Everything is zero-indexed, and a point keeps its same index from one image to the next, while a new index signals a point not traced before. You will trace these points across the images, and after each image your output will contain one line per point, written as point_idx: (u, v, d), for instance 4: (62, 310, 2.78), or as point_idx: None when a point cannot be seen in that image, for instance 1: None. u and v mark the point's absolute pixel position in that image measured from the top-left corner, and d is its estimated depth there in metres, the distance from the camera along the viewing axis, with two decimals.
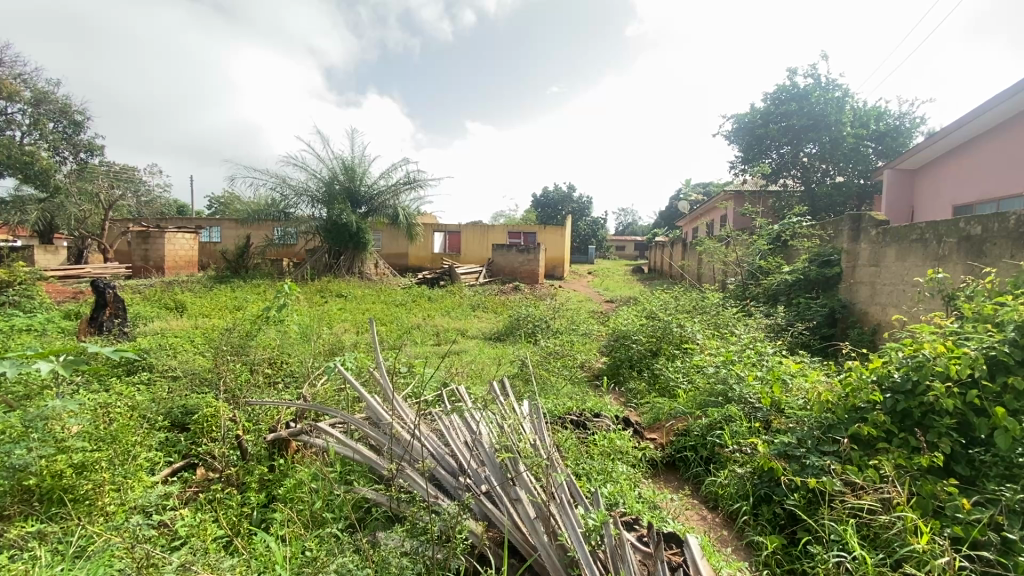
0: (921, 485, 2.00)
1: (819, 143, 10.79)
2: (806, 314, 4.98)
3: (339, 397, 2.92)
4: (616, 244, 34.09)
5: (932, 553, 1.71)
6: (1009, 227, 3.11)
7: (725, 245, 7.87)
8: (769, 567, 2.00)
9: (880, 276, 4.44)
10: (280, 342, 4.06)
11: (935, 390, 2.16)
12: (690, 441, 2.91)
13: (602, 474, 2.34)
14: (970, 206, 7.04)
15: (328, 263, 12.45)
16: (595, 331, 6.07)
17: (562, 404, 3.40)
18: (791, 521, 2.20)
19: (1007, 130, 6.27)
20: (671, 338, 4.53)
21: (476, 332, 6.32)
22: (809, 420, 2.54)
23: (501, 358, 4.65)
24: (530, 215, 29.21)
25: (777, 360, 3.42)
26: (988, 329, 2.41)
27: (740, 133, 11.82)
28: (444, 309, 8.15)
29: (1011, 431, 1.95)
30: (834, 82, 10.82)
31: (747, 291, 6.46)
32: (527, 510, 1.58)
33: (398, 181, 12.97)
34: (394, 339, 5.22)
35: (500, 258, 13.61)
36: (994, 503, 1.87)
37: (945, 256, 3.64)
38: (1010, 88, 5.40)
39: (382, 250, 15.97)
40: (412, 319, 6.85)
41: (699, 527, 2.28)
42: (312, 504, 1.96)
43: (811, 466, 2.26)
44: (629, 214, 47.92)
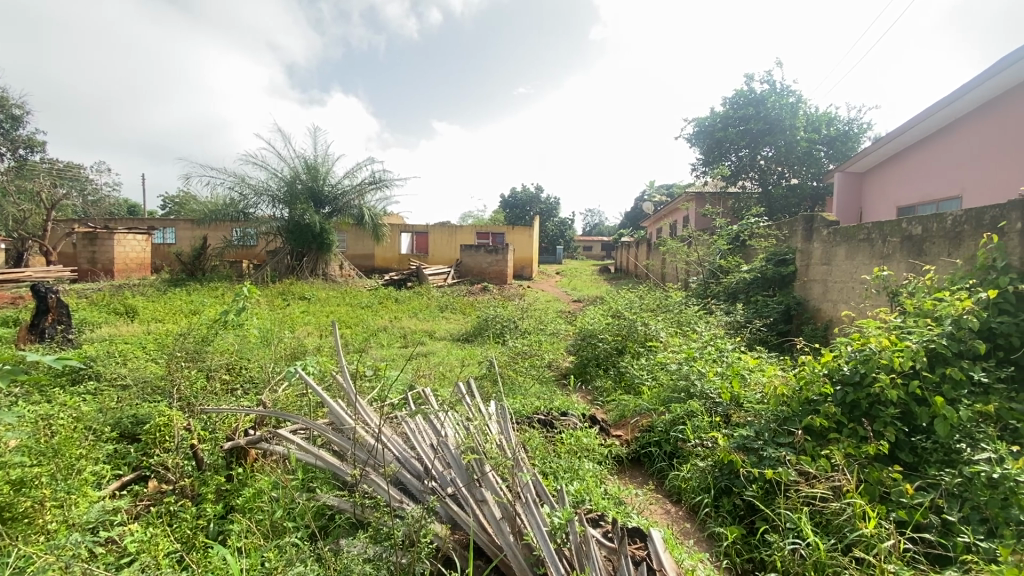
0: (869, 472, 2.11)
1: (775, 146, 11.23)
2: (764, 311, 5.16)
3: (302, 402, 2.87)
4: (584, 244, 34.58)
5: (879, 536, 1.81)
6: (946, 227, 3.31)
7: (687, 245, 8.07)
8: (729, 557, 2.06)
9: (831, 274, 4.64)
10: (239, 347, 3.92)
11: (881, 381, 2.29)
12: (654, 437, 2.97)
13: (568, 472, 2.37)
14: (911, 207, 7.48)
15: (291, 265, 12.10)
16: (561, 331, 6.12)
17: (529, 404, 3.40)
18: (749, 511, 2.28)
19: (944, 136, 6.71)
20: (636, 336, 4.63)
21: (445, 333, 6.31)
22: (766, 413, 2.64)
23: (470, 360, 4.62)
24: (499, 215, 29.19)
25: (736, 355, 3.52)
26: (928, 323, 2.59)
27: (701, 137, 12.16)
28: (411, 310, 8.07)
29: (949, 419, 2.11)
30: (789, 88, 11.29)
31: (709, 289, 6.64)
32: (492, 511, 1.56)
33: (363, 181, 12.79)
34: (360, 342, 5.13)
35: (468, 258, 13.55)
36: (934, 487, 2.01)
37: (890, 255, 3.85)
38: (951, 95, 5.77)
39: (346, 251, 15.68)
40: (379, 321, 6.76)
41: (662, 520, 2.33)
42: (272, 513, 1.89)
43: (768, 458, 2.34)
44: (596, 215, 48.65)
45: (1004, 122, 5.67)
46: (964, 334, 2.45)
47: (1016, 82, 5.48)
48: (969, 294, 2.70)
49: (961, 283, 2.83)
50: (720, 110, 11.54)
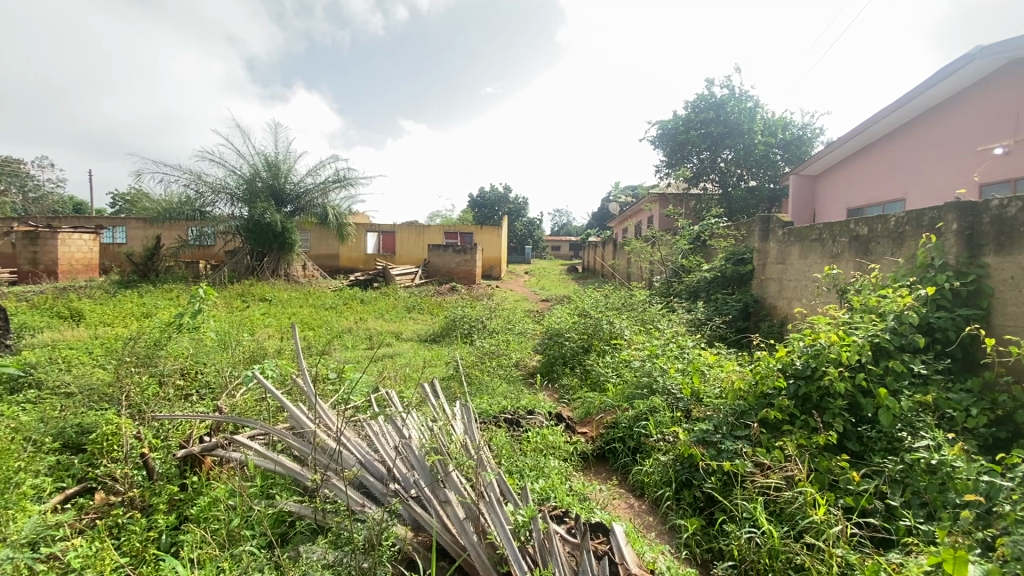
0: (819, 462, 2.21)
1: (734, 149, 11.61)
2: (724, 309, 5.33)
3: (261, 407, 2.77)
4: (552, 244, 34.88)
5: (828, 523, 1.90)
6: (890, 227, 3.49)
7: (651, 245, 8.26)
8: (689, 548, 2.12)
9: (786, 273, 4.83)
10: (194, 351, 3.77)
11: (830, 374, 2.41)
12: (618, 433, 3.01)
13: (534, 470, 2.39)
14: (860, 209, 7.87)
15: (251, 265, 11.71)
16: (529, 330, 6.15)
17: (496, 403, 3.40)
18: (709, 503, 2.35)
19: (890, 141, 7.11)
20: (601, 335, 4.71)
21: (411, 334, 6.23)
22: (724, 407, 2.73)
23: (437, 360, 4.58)
24: (467, 215, 29.06)
25: (696, 352, 3.63)
26: (873, 318, 2.73)
27: (664, 139, 12.41)
28: (377, 311, 7.94)
29: (891, 409, 2.24)
30: (746, 93, 11.70)
31: (672, 288, 6.80)
32: (456, 512, 1.55)
33: (327, 179, 12.53)
34: (323, 343, 5.00)
35: (437, 258, 13.44)
36: (877, 474, 2.13)
37: (839, 254, 4.04)
38: (896, 102, 6.12)
39: (309, 250, 15.30)
40: (343, 322, 6.61)
41: (625, 514, 2.37)
42: (229, 522, 1.83)
43: (726, 450, 2.42)
44: (565, 215, 49.07)
45: (946, 128, 6.05)
46: (906, 329, 2.60)
47: (956, 90, 5.87)
48: (910, 290, 2.87)
49: (903, 281, 3.01)
50: (683, 113, 11.79)
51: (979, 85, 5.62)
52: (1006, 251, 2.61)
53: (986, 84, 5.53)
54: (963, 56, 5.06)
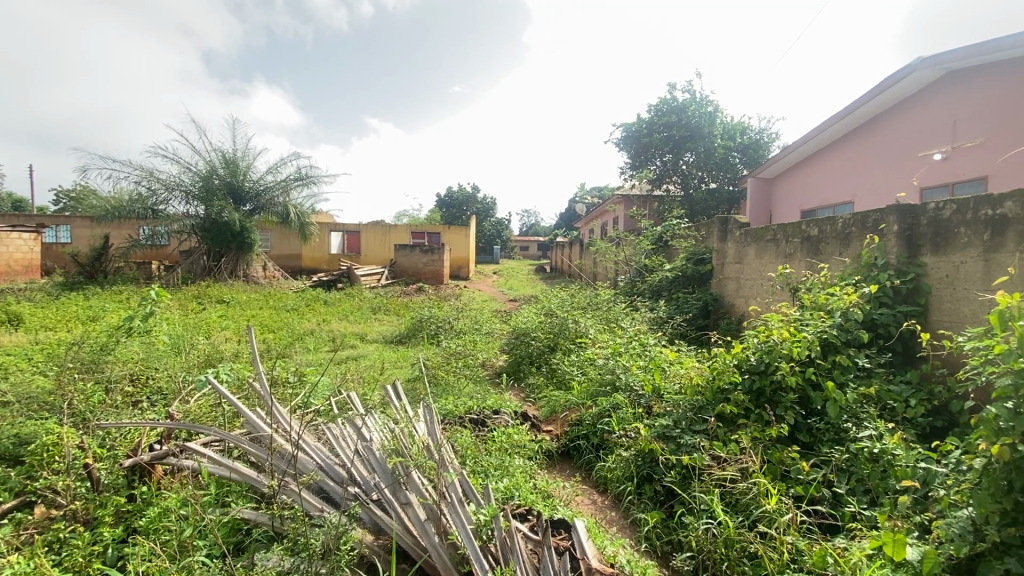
0: (772, 453, 2.31)
1: (695, 152, 11.91)
2: (685, 307, 5.48)
3: (217, 413, 2.68)
4: (520, 244, 35.00)
5: (779, 511, 1.99)
6: (837, 229, 3.66)
7: (615, 245, 8.42)
8: (650, 541, 2.18)
9: (742, 272, 5.00)
10: (145, 355, 3.60)
11: (782, 369, 2.52)
12: (582, 430, 3.06)
13: (498, 469, 2.40)
14: (812, 211, 8.22)
15: (208, 265, 11.27)
16: (496, 330, 6.16)
17: (462, 404, 3.39)
18: (668, 497, 2.41)
19: (840, 147, 7.46)
20: (567, 334, 4.76)
21: (376, 335, 6.13)
22: (683, 403, 2.81)
23: (402, 362, 4.53)
24: (435, 215, 28.83)
25: (658, 350, 3.73)
26: (822, 315, 2.87)
27: (628, 141, 12.64)
28: (341, 312, 7.78)
29: (838, 401, 2.35)
30: (707, 98, 12.04)
31: (635, 288, 6.94)
32: (417, 513, 1.54)
33: (288, 177, 12.20)
34: (284, 346, 4.87)
35: (403, 258, 13.28)
36: (825, 463, 2.24)
37: (792, 254, 4.21)
38: (845, 109, 6.43)
39: (271, 250, 14.87)
40: (305, 324, 6.45)
41: (588, 510, 2.41)
42: (180, 533, 1.75)
43: (685, 445, 2.49)
44: (533, 216, 49.34)
45: (891, 135, 6.40)
46: (851, 325, 2.74)
47: (900, 98, 6.22)
48: (856, 288, 3.03)
49: (849, 279, 3.17)
50: (646, 116, 12.04)
51: (920, 94, 5.98)
52: (942, 251, 2.79)
53: (926, 93, 5.88)
54: (906, 66, 5.36)
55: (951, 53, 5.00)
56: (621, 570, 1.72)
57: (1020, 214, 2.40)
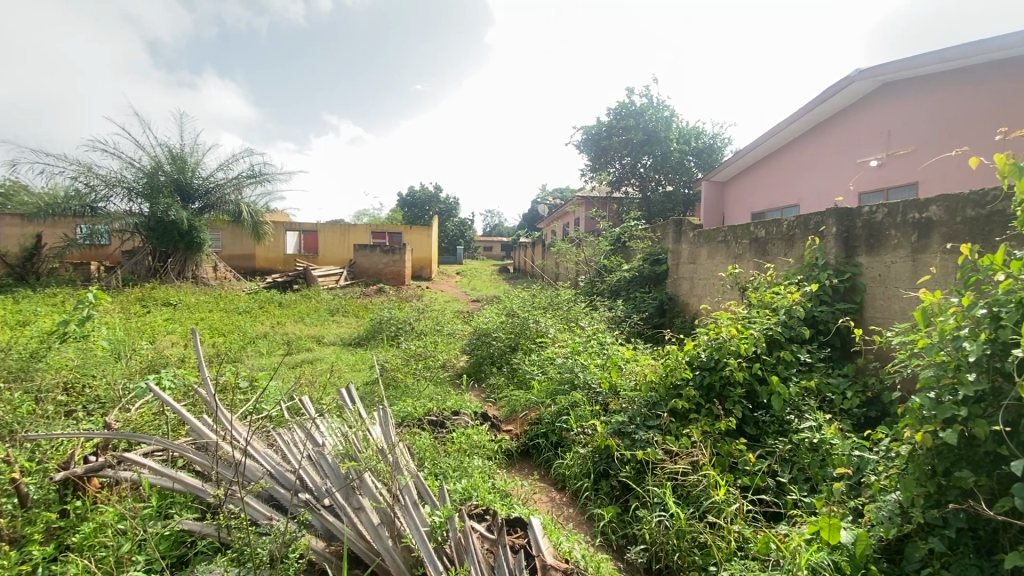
0: (721, 446, 2.40)
1: (652, 155, 12.24)
2: (642, 306, 5.62)
3: (160, 421, 2.54)
4: (483, 245, 34.98)
5: (727, 502, 2.07)
6: (782, 231, 3.84)
7: (577, 246, 8.56)
8: (606, 535, 2.23)
9: (696, 272, 5.17)
10: (81, 362, 3.38)
11: (730, 364, 2.63)
12: (541, 429, 3.09)
13: (457, 470, 2.39)
14: (761, 213, 8.58)
15: (153, 266, 10.71)
16: (458, 331, 6.14)
17: (421, 405, 3.36)
18: (624, 491, 2.47)
19: (787, 152, 7.82)
20: (528, 334, 4.80)
21: (334, 337, 5.98)
22: (638, 399, 2.90)
23: (361, 365, 4.44)
24: (396, 215, 28.43)
25: (616, 348, 3.81)
26: (767, 313, 3.01)
27: (588, 144, 12.90)
28: (297, 314, 7.55)
29: (781, 395, 2.48)
30: (663, 103, 12.41)
31: (595, 287, 7.07)
32: (370, 517, 1.52)
33: (240, 174, 11.75)
34: (235, 350, 4.68)
35: (362, 258, 13.03)
36: (770, 454, 2.36)
37: (741, 255, 4.39)
38: (791, 116, 6.77)
39: (222, 251, 14.28)
40: (259, 327, 6.23)
41: (545, 508, 2.44)
42: (118, 548, 1.66)
43: (639, 440, 2.57)
44: (496, 216, 49.39)
45: (834, 141, 6.77)
46: (794, 322, 2.89)
47: (840, 107, 6.60)
48: (799, 287, 3.19)
49: (793, 278, 3.33)
50: (605, 119, 12.33)
51: (859, 105, 6.36)
52: (875, 252, 2.97)
53: (864, 103, 6.26)
54: (845, 77, 5.71)
55: (885, 67, 5.36)
56: (576, 565, 1.75)
57: (943, 217, 2.58)
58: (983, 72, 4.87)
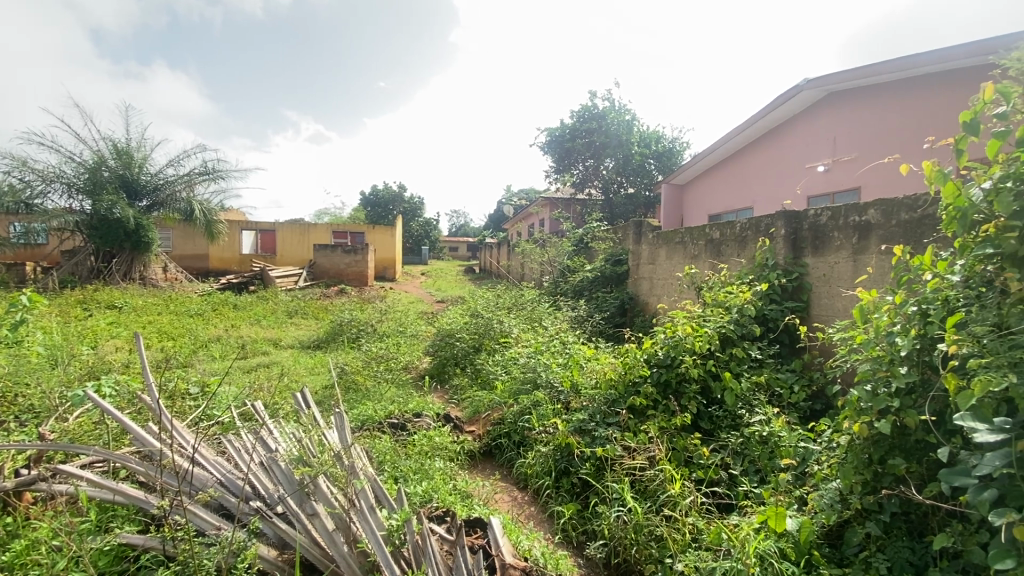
0: (677, 441, 2.48)
1: (614, 158, 12.51)
2: (604, 306, 5.72)
3: (101, 430, 2.40)
4: (449, 245, 34.77)
5: (682, 495, 2.14)
6: (735, 232, 3.99)
7: (541, 247, 8.63)
8: (566, 533, 2.26)
9: (655, 272, 5.30)
10: (11, 369, 3.16)
11: (686, 361, 2.72)
12: (504, 429, 3.10)
13: (417, 473, 2.37)
14: (717, 216, 8.87)
15: (96, 267, 10.12)
16: (421, 332, 6.08)
17: (382, 408, 3.31)
18: (584, 488, 2.51)
19: (741, 157, 8.12)
20: (491, 335, 4.80)
21: (292, 340, 5.82)
22: (598, 397, 2.95)
23: (320, 369, 4.33)
24: (359, 214, 27.88)
25: (577, 347, 3.87)
26: (721, 311, 3.12)
27: (552, 146, 13.09)
28: (253, 317, 7.30)
29: (734, 390, 2.58)
30: (625, 107, 12.68)
31: (559, 287, 7.14)
32: (324, 524, 1.49)
33: (192, 170, 11.27)
34: (186, 355, 4.49)
35: (323, 259, 12.72)
36: (722, 448, 2.44)
37: (698, 255, 4.53)
38: (745, 122, 7.04)
39: (172, 250, 13.65)
40: (212, 330, 5.98)
41: (506, 507, 2.45)
42: (52, 566, 1.56)
43: (598, 437, 2.62)
44: (461, 216, 49.30)
45: (784, 146, 7.08)
46: (745, 320, 3.02)
47: (790, 115, 6.90)
48: (750, 287, 3.32)
49: (745, 278, 3.47)
50: (569, 121, 12.55)
51: (807, 113, 6.68)
52: (820, 253, 3.13)
53: (811, 111, 6.58)
54: (795, 86, 5.98)
55: (831, 76, 5.63)
56: (535, 563, 1.77)
57: (880, 220, 2.74)
58: (920, 83, 5.20)
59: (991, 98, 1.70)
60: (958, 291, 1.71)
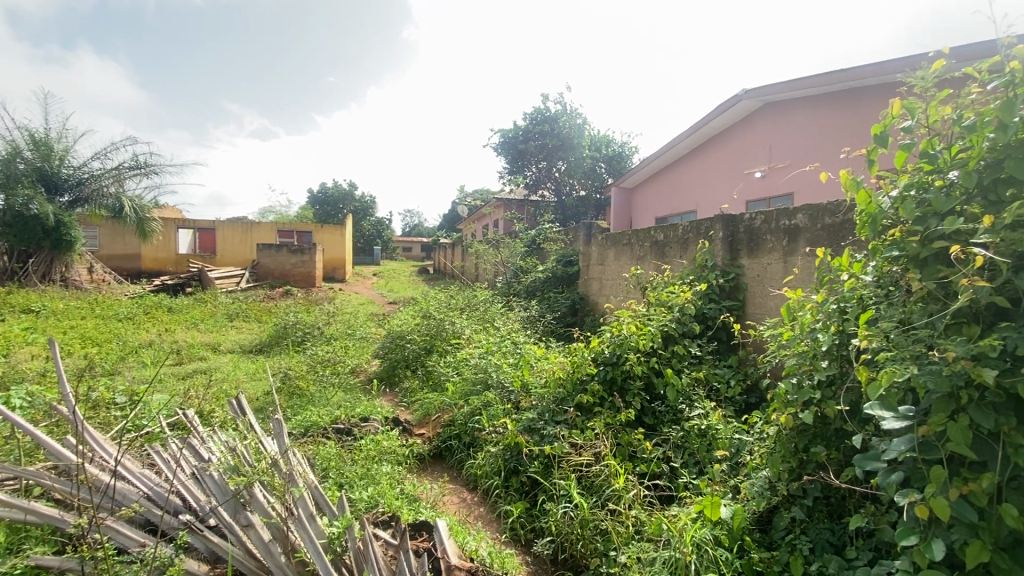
0: (622, 437, 2.56)
1: (566, 161, 12.78)
2: (555, 306, 5.81)
3: (10, 447, 2.21)
4: (402, 245, 34.21)
5: (626, 489, 2.21)
6: (678, 234, 4.15)
7: (494, 248, 8.64)
8: (514, 531, 2.29)
9: (604, 272, 5.43)
10: None
11: (630, 359, 2.81)
12: (454, 431, 3.10)
13: (363, 478, 2.33)
14: (663, 218, 9.18)
15: (9, 269, 9.24)
16: (371, 334, 5.96)
17: (328, 413, 3.21)
18: (533, 486, 2.54)
19: (685, 162, 8.46)
20: (443, 337, 4.76)
21: (232, 345, 5.55)
22: (547, 396, 3.00)
23: (261, 375, 4.16)
24: (307, 213, 26.95)
25: (528, 347, 3.92)
26: (664, 310, 3.24)
27: (505, 147, 13.16)
28: (189, 320, 6.90)
29: (674, 385, 2.69)
30: (576, 110, 12.92)
31: (511, 288, 7.19)
32: (260, 535, 1.44)
33: (120, 164, 10.52)
34: (112, 362, 4.18)
35: (267, 259, 12.21)
36: (664, 442, 2.54)
37: (644, 257, 4.68)
38: (689, 129, 7.34)
39: (98, 250, 12.71)
40: (143, 335, 5.61)
41: (455, 509, 2.45)
42: None
43: (547, 436, 2.66)
44: (414, 216, 48.69)
45: (725, 153, 7.43)
46: (686, 318, 3.15)
47: (730, 123, 7.25)
48: (691, 287, 3.47)
49: (686, 278, 3.63)
50: (522, 124, 12.68)
51: (745, 121, 7.05)
52: (754, 254, 3.31)
53: (750, 120, 6.94)
54: (734, 95, 6.30)
55: (767, 87, 5.97)
56: (482, 563, 1.78)
57: (807, 224, 2.94)
58: (845, 96, 5.61)
59: (898, 113, 1.84)
60: (870, 291, 1.85)
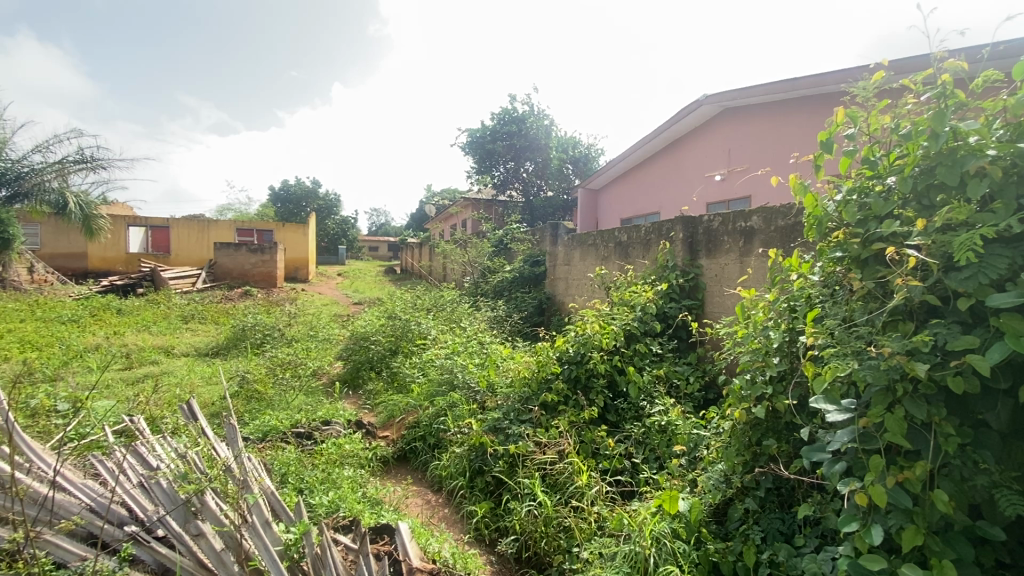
0: (585, 434, 2.60)
1: (534, 162, 12.88)
2: (522, 306, 5.84)
3: None
4: (368, 244, 33.65)
5: (588, 486, 2.24)
6: (641, 235, 4.24)
7: (461, 248, 8.61)
8: (478, 531, 2.29)
9: (570, 273, 5.49)
10: None
11: (594, 358, 2.86)
12: (419, 432, 3.07)
13: (324, 483, 2.29)
14: (628, 220, 9.35)
15: None
16: (334, 335, 5.84)
17: (288, 417, 3.13)
18: (497, 485, 2.55)
19: (649, 165, 8.64)
20: (408, 337, 4.71)
21: (187, 347, 5.33)
22: (512, 395, 3.02)
23: (218, 378, 4.02)
24: (269, 211, 26.17)
25: (494, 347, 3.93)
26: (626, 309, 3.31)
27: (473, 146, 13.13)
28: (141, 322, 6.59)
29: (636, 383, 2.75)
30: (544, 111, 13.03)
31: (479, 288, 7.18)
32: (211, 544, 1.38)
33: (64, 157, 9.93)
34: (55, 368, 3.96)
35: (225, 258, 11.79)
36: (626, 438, 2.60)
37: (608, 257, 4.76)
38: (653, 132, 7.50)
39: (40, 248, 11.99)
40: (89, 339, 5.32)
41: (419, 511, 2.44)
42: None
43: (512, 435, 2.67)
44: (381, 214, 47.98)
45: (687, 156, 7.63)
46: (648, 317, 3.23)
47: (691, 127, 7.45)
48: (652, 287, 3.56)
49: (648, 278, 3.71)
50: (490, 124, 12.68)
51: (705, 126, 7.25)
52: (712, 255, 3.41)
53: (710, 125, 7.15)
54: (695, 100, 6.48)
55: (726, 93, 6.17)
56: (444, 564, 1.78)
57: (761, 226, 3.05)
58: (797, 103, 5.85)
59: (842, 121, 1.94)
60: (817, 290, 1.94)
